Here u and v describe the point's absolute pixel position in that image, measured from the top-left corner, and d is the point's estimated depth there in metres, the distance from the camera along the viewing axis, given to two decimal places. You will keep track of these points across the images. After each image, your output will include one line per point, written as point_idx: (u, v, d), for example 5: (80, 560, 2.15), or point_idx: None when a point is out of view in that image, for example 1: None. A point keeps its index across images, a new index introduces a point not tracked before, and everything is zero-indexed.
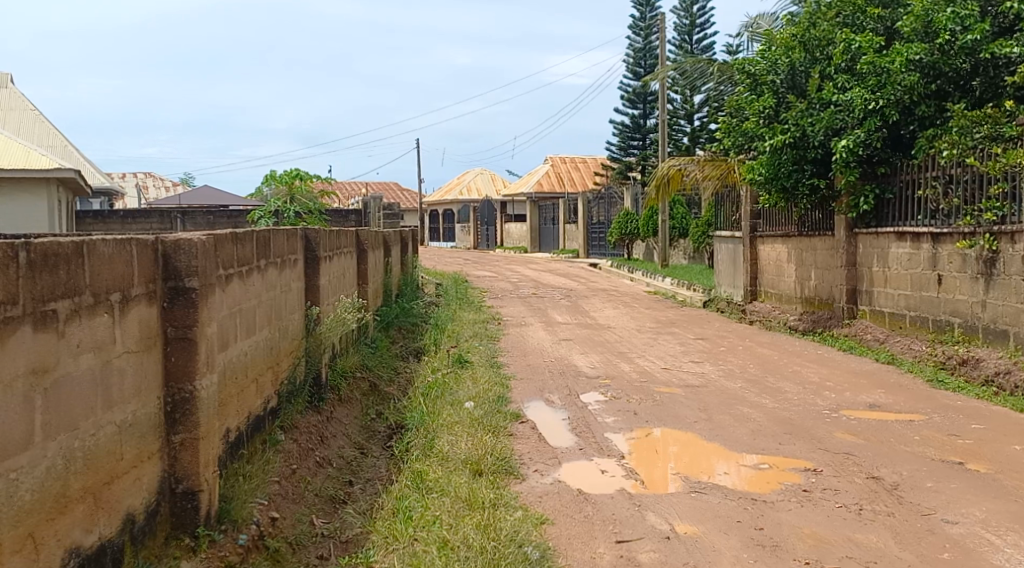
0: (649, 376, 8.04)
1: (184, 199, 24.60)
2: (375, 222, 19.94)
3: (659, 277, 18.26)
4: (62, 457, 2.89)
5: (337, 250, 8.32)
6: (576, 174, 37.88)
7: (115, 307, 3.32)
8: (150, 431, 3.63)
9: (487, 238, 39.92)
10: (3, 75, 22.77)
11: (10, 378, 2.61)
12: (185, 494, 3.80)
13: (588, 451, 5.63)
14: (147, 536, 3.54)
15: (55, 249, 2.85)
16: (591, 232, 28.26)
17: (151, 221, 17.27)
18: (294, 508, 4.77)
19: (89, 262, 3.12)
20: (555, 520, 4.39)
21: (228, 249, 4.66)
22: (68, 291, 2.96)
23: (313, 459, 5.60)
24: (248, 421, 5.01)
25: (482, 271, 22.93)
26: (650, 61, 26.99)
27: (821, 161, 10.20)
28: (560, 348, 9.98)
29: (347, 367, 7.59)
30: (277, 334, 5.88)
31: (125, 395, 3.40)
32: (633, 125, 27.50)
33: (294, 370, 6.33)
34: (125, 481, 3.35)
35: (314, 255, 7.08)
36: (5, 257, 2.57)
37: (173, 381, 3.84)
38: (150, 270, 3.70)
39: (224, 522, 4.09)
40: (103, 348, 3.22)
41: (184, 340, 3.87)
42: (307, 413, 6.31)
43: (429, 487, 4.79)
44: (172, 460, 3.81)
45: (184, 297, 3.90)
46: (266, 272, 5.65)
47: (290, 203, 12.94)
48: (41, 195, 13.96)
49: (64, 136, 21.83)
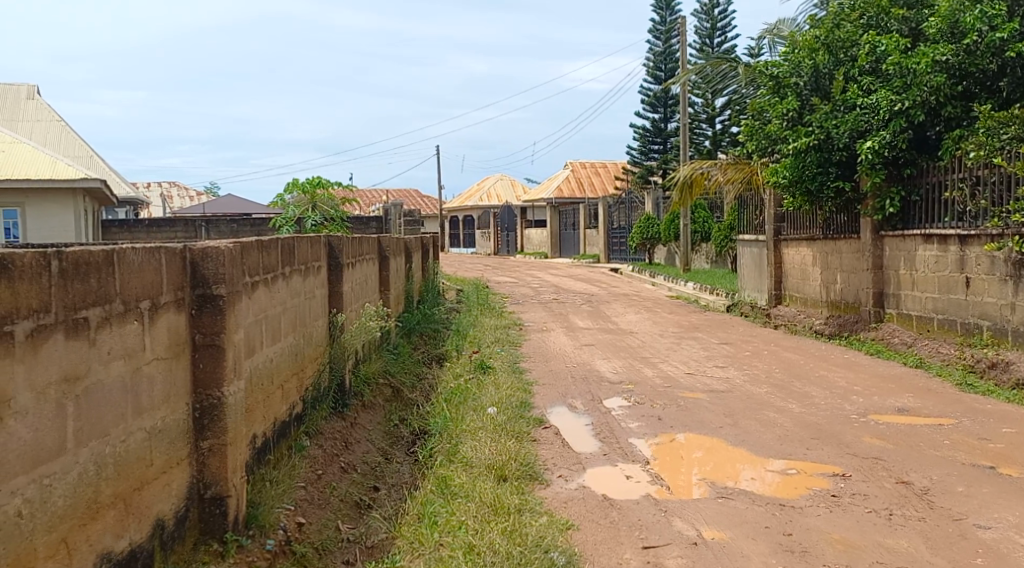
0: (673, 381, 8.00)
1: (207, 209, 24.83)
2: (396, 228, 20.00)
3: (681, 282, 18.18)
4: (94, 463, 2.93)
5: (360, 257, 8.37)
6: (596, 179, 37.86)
7: (144, 314, 3.36)
8: (178, 437, 3.66)
9: (507, 244, 39.97)
10: (31, 87, 23.02)
11: (44, 386, 2.64)
12: (213, 500, 3.83)
13: (613, 456, 5.62)
14: (177, 541, 3.58)
15: (85, 257, 2.89)
16: (612, 237, 28.23)
17: (176, 230, 17.46)
18: (319, 513, 4.79)
19: (120, 270, 3.16)
20: (580, 525, 4.38)
21: (254, 257, 4.71)
22: (98, 299, 3.00)
23: (338, 465, 5.61)
24: (275, 427, 5.06)
25: (503, 276, 22.99)
26: (670, 65, 26.94)
27: (846, 163, 10.12)
28: (582, 353, 9.97)
29: (371, 373, 7.62)
30: (302, 340, 5.93)
31: (155, 402, 3.44)
32: (654, 129, 27.50)
33: (319, 376, 6.38)
34: (155, 488, 3.38)
35: (338, 261, 7.12)
36: (38, 267, 2.61)
37: (201, 388, 3.89)
38: (178, 278, 3.74)
39: (252, 528, 4.13)
40: (133, 355, 3.26)
41: (211, 347, 3.91)
42: (331, 419, 6.36)
43: (454, 492, 4.80)
44: (201, 465, 3.85)
45: (212, 304, 3.94)
46: (291, 279, 5.70)
47: (312, 211, 13.05)
48: (67, 205, 14.17)
49: (89, 147, 22.08)
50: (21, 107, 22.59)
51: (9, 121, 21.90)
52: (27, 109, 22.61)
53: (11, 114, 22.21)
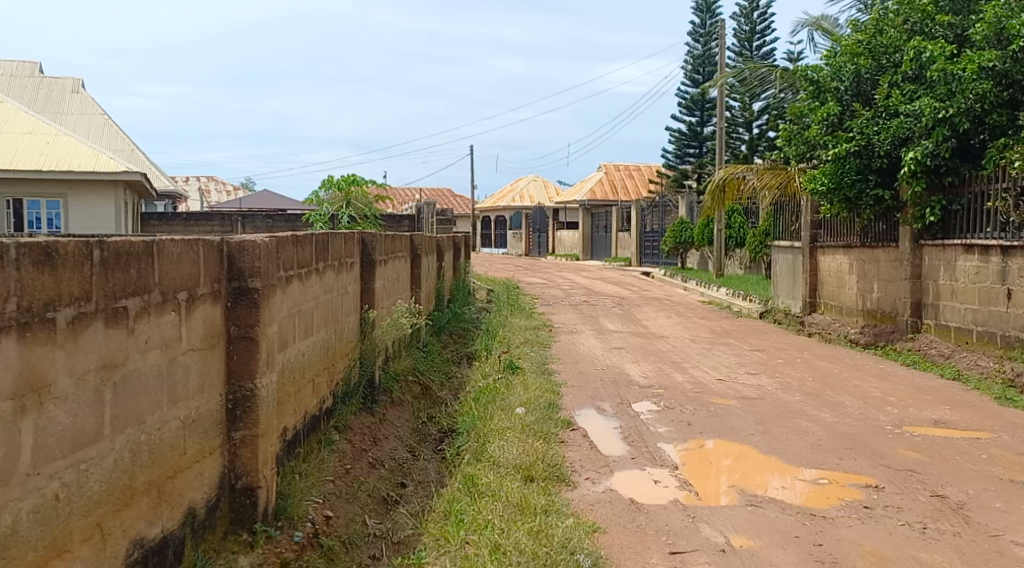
0: (704, 387, 7.93)
1: (243, 204, 25.16)
2: (428, 227, 20.08)
3: (714, 287, 18.02)
4: (129, 450, 2.98)
5: (392, 255, 8.42)
6: (630, 182, 37.74)
7: (181, 305, 3.41)
8: (211, 427, 3.72)
9: (539, 245, 39.93)
10: (76, 80, 23.51)
11: (83, 372, 2.69)
12: (243, 490, 3.88)
13: (641, 461, 5.58)
14: (207, 530, 3.63)
15: (126, 248, 2.93)
16: (644, 240, 28.09)
17: (212, 223, 17.72)
18: (347, 507, 4.80)
19: (159, 262, 3.21)
20: (606, 528, 4.36)
21: (289, 251, 4.77)
22: (138, 289, 3.05)
23: (366, 460, 5.64)
24: (305, 421, 5.11)
25: (534, 278, 22.94)
26: (708, 69, 26.77)
27: (886, 170, 9.97)
28: (612, 356, 9.92)
29: (400, 370, 7.65)
30: (333, 335, 5.98)
31: (190, 391, 3.49)
32: (690, 133, 27.36)
33: (349, 372, 6.45)
34: (187, 476, 3.43)
35: (370, 258, 7.16)
36: (80, 255, 2.65)
37: (234, 379, 3.93)
38: (215, 271, 3.79)
39: (280, 519, 4.18)
40: (170, 345, 3.31)
41: (246, 339, 3.95)
42: (360, 414, 6.41)
43: (481, 492, 4.80)
44: (232, 456, 3.90)
45: (247, 297, 3.98)
46: (324, 274, 5.75)
47: (346, 208, 13.13)
48: (108, 198, 14.48)
49: (131, 140, 22.48)
50: (67, 100, 23.10)
51: (55, 113, 22.37)
52: (72, 101, 23.06)
53: (57, 107, 22.68)
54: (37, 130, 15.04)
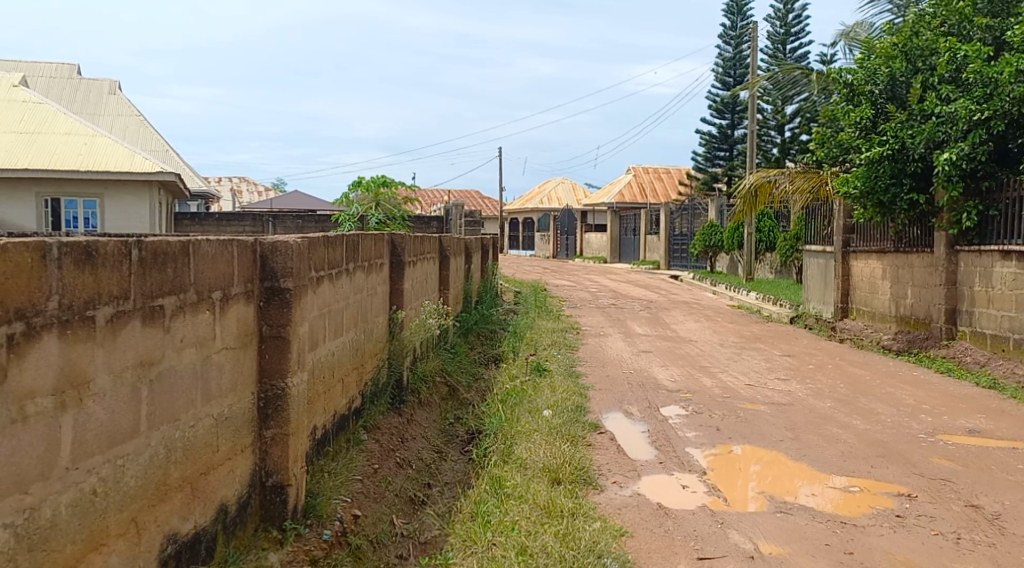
0: (733, 392, 7.87)
1: (274, 205, 25.46)
2: (456, 228, 20.12)
3: (743, 291, 17.88)
4: (164, 446, 3.03)
5: (421, 256, 8.48)
6: (659, 184, 37.59)
7: (216, 304, 3.46)
8: (244, 425, 3.77)
9: (566, 247, 39.86)
10: (112, 82, 23.90)
11: (121, 369, 2.74)
12: (274, 487, 3.94)
13: (669, 465, 5.56)
14: (238, 526, 3.69)
15: (164, 247, 2.99)
16: (673, 243, 27.92)
17: (244, 223, 17.93)
18: (375, 507, 4.81)
19: (195, 261, 3.26)
20: (634, 532, 4.35)
21: (320, 252, 4.82)
22: (173, 289, 3.10)
23: (393, 460, 5.66)
24: (334, 420, 5.18)
25: (561, 280, 22.92)
26: (740, 71, 26.61)
27: (921, 175, 9.83)
28: (640, 359, 9.88)
29: (427, 371, 7.69)
30: (362, 336, 6.03)
31: (223, 389, 3.54)
32: (721, 135, 27.20)
33: (377, 372, 6.53)
34: (220, 473, 3.48)
35: (400, 259, 7.23)
36: (120, 255, 2.70)
37: (266, 377, 3.99)
38: (249, 270, 3.85)
39: (309, 517, 4.22)
40: (205, 343, 3.36)
41: (278, 339, 4.00)
42: (388, 414, 6.48)
43: (508, 494, 4.81)
44: (263, 453, 3.96)
45: (280, 297, 4.03)
46: (354, 275, 5.80)
47: (374, 208, 13.22)
48: (143, 197, 14.75)
49: (165, 141, 22.81)
50: (104, 101, 23.51)
51: (92, 114, 22.82)
52: (109, 102, 23.49)
53: (93, 108, 23.13)
54: (75, 131, 15.34)
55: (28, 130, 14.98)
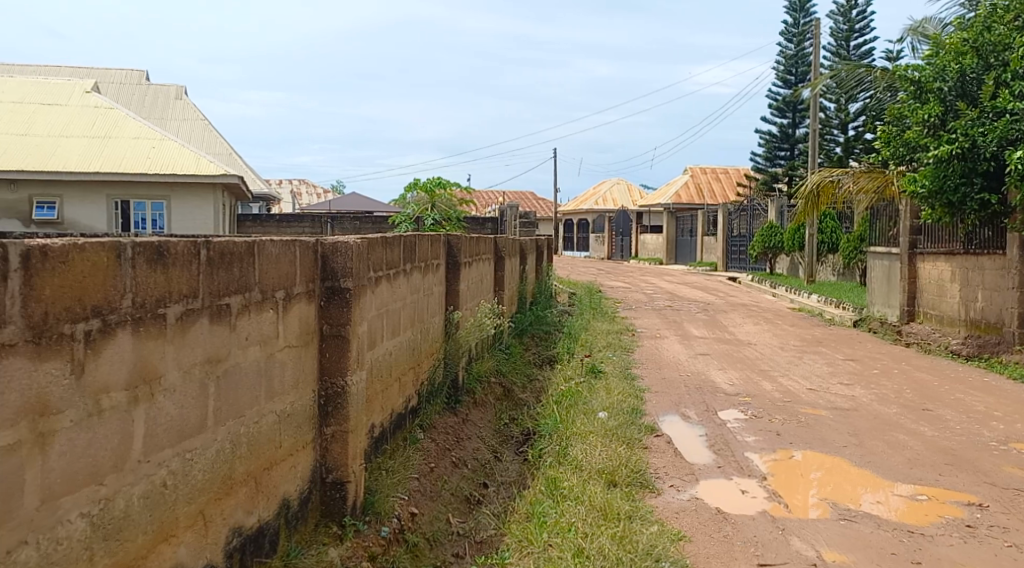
0: (794, 396, 7.71)
1: (332, 206, 25.88)
2: (510, 230, 20.16)
3: (804, 294, 17.52)
4: (230, 441, 3.11)
5: (476, 256, 8.53)
6: (717, 185, 37.10)
7: (279, 304, 3.54)
8: (305, 422, 3.84)
9: (622, 248, 39.61)
10: (178, 87, 24.60)
11: (189, 365, 2.82)
12: (334, 484, 4.01)
13: (728, 470, 5.48)
14: (300, 521, 3.77)
15: (230, 247, 3.06)
16: (731, 245, 27.52)
17: (303, 225, 18.26)
18: (431, 505, 4.85)
19: (259, 261, 3.33)
20: (692, 537, 4.30)
21: (379, 253, 4.88)
22: (239, 288, 3.17)
23: (449, 459, 5.69)
24: (391, 418, 5.24)
25: (616, 282, 22.77)
26: (802, 69, 26.09)
27: (992, 173, 9.50)
28: (697, 362, 9.75)
29: (482, 371, 7.73)
30: (418, 336, 6.08)
31: (285, 387, 3.62)
32: (781, 134, 26.71)
33: (434, 372, 6.60)
34: (282, 469, 3.55)
35: (456, 260, 7.28)
36: (189, 254, 2.78)
37: (326, 376, 4.06)
38: (310, 270, 3.91)
39: (368, 513, 4.28)
40: (269, 342, 3.44)
41: (338, 338, 4.07)
42: (444, 414, 6.53)
43: (564, 495, 4.80)
44: (324, 450, 4.03)
45: (339, 297, 4.10)
46: (411, 275, 5.85)
47: (429, 210, 13.37)
48: (208, 199, 15.17)
49: (228, 144, 23.38)
50: (170, 106, 24.22)
51: (159, 118, 23.53)
52: (175, 107, 24.18)
53: (160, 113, 23.85)
54: (144, 135, 15.86)
55: (99, 134, 15.55)
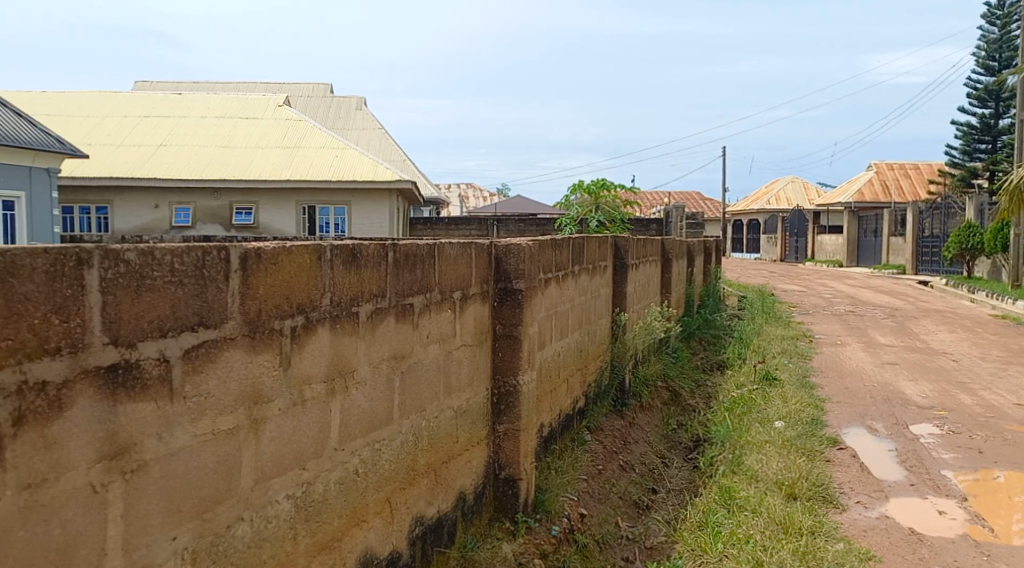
0: (997, 412, 7.07)
1: (498, 209, 26.49)
2: (677, 231, 19.79)
3: (1008, 300, 16.00)
4: (412, 434, 3.26)
5: (644, 258, 8.44)
6: (905, 182, 34.65)
7: (457, 303, 3.67)
8: (479, 418, 3.96)
9: (797, 250, 37.87)
10: (358, 98, 26.06)
11: (378, 361, 2.98)
12: (506, 480, 4.12)
13: (922, 488, 5.11)
14: (475, 514, 3.89)
15: (414, 249, 3.21)
16: (921, 246, 25.61)
17: (470, 227, 18.83)
18: (601, 508, 4.85)
19: (439, 262, 3.47)
20: (882, 557, 4.05)
21: (549, 254, 4.93)
22: (421, 288, 3.32)
23: (617, 462, 5.67)
24: (560, 419, 5.31)
25: (791, 285, 21.78)
26: (1007, 54, 23.86)
27: None
28: (883, 372, 9.15)
29: (649, 375, 7.65)
30: (586, 337, 6.10)
31: (462, 383, 3.75)
32: (982, 126, 24.55)
33: (600, 374, 6.61)
34: (458, 462, 3.68)
35: (624, 262, 7.24)
36: (378, 256, 2.94)
37: (499, 375, 4.17)
38: (485, 272, 4.02)
39: (539, 512, 4.35)
40: (447, 340, 3.58)
41: (510, 338, 4.16)
42: (611, 417, 6.53)
43: (740, 506, 4.66)
44: (497, 447, 4.14)
45: (512, 298, 4.18)
46: (579, 277, 5.88)
47: (594, 212, 13.34)
48: (384, 204, 15.88)
49: (402, 151, 24.49)
50: (351, 117, 25.69)
51: (341, 129, 25.03)
52: (355, 117, 25.64)
53: (342, 123, 25.36)
54: (327, 144, 16.90)
55: (287, 145, 16.79)
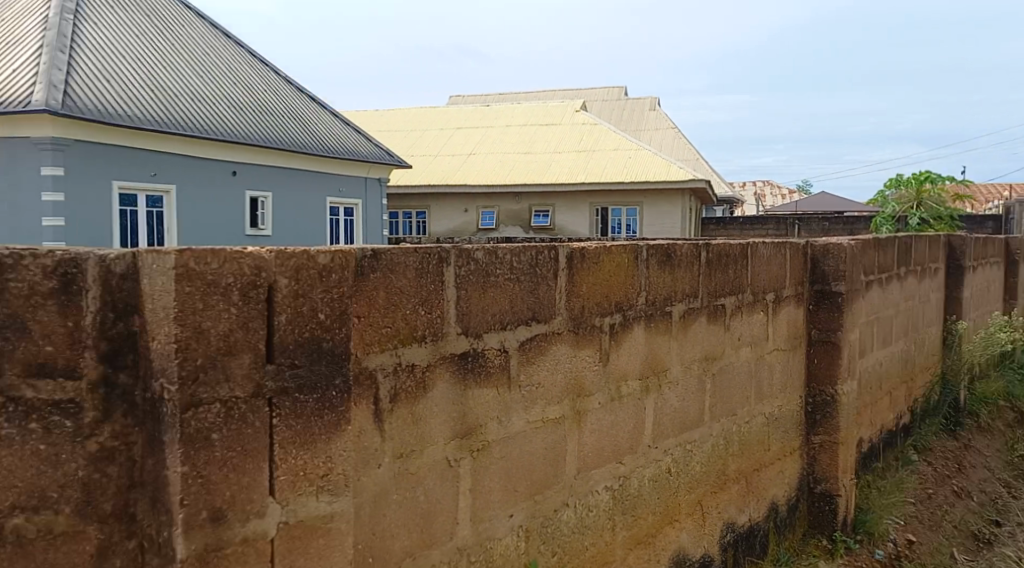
0: None
1: (799, 207, 25.07)
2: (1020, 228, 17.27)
3: None
4: (724, 437, 3.21)
5: (983, 260, 7.47)
6: None
7: (770, 306, 3.54)
8: (793, 427, 3.79)
9: None
10: (653, 98, 26.15)
11: (691, 361, 2.98)
12: (822, 495, 3.88)
13: None
14: (788, 527, 3.72)
15: (727, 249, 3.16)
16: None
17: (767, 226, 18.07)
18: (933, 536, 4.31)
19: (753, 263, 3.38)
20: None
21: (871, 255, 4.55)
22: (734, 289, 3.25)
23: (951, 488, 5.01)
24: (881, 434, 4.92)
25: None
26: None
27: None
28: None
29: (989, 391, 6.63)
30: (912, 347, 5.55)
31: (774, 389, 3.61)
32: None
33: (928, 389, 6.00)
34: (770, 472, 3.55)
35: (959, 263, 6.47)
36: (692, 256, 2.93)
37: (814, 383, 3.95)
38: (800, 273, 3.83)
39: (860, 533, 4.07)
40: (760, 344, 3.47)
41: (827, 344, 3.93)
42: (943, 438, 5.87)
43: None
44: (811, 459, 3.92)
45: (830, 302, 3.93)
46: (906, 280, 5.36)
47: (916, 208, 12.07)
48: (676, 205, 15.80)
49: (695, 150, 24.14)
50: (644, 117, 25.87)
51: (634, 130, 25.30)
52: (649, 117, 25.77)
53: (636, 125, 25.62)
54: (621, 145, 17.19)
55: (583, 149, 17.35)
